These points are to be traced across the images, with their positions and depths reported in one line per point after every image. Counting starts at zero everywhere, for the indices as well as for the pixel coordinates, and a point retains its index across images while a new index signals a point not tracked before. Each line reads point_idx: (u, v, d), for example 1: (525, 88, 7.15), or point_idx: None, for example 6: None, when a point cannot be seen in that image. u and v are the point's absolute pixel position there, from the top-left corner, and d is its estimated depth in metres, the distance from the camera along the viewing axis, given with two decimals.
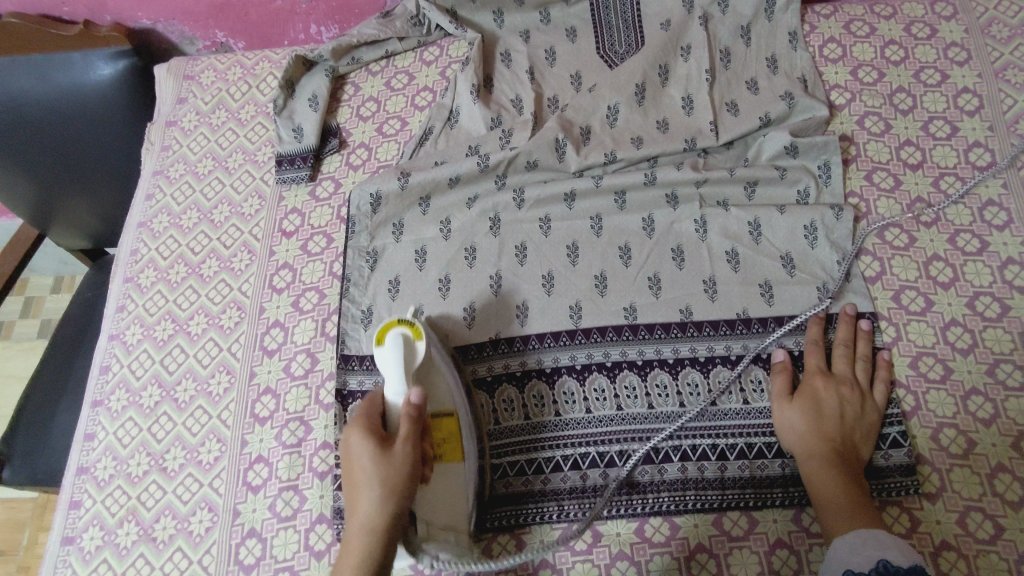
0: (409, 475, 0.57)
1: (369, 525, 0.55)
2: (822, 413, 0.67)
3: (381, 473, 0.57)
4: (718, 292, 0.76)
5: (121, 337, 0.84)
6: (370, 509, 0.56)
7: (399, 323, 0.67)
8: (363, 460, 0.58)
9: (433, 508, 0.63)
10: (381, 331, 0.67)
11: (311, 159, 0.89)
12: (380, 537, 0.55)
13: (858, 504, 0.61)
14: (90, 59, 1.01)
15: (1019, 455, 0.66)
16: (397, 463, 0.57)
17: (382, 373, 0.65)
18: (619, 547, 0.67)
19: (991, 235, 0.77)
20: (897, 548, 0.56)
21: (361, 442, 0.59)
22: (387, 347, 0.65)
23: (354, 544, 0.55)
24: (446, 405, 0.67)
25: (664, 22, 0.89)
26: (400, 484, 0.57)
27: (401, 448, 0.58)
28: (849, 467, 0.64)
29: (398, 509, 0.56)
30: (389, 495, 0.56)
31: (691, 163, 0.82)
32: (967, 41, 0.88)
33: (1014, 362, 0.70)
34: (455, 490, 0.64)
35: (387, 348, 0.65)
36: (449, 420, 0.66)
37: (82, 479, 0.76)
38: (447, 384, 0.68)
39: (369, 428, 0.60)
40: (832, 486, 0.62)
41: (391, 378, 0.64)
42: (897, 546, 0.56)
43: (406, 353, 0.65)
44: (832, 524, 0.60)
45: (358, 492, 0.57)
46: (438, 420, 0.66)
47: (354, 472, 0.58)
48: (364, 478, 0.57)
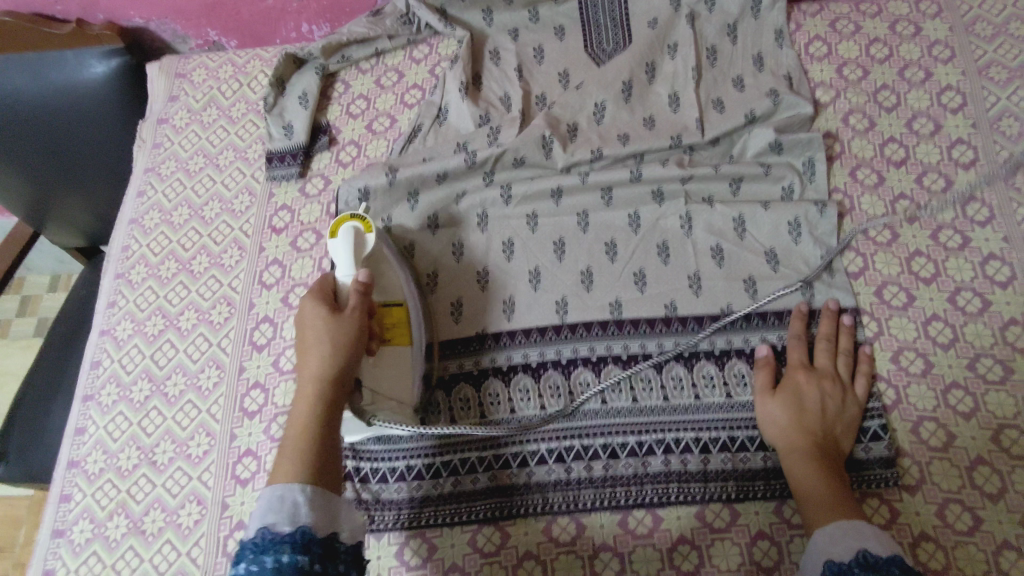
0: (355, 335, 0.62)
1: (319, 376, 0.59)
2: (803, 405, 0.67)
3: (330, 332, 0.61)
4: (703, 287, 0.76)
5: (112, 332, 0.84)
6: (319, 364, 0.60)
7: (350, 217, 0.70)
8: (313, 326, 0.62)
9: (379, 380, 0.67)
10: (334, 224, 0.71)
11: (301, 156, 0.90)
12: (329, 389, 0.59)
13: (837, 495, 0.61)
14: (83, 57, 1.01)
15: (998, 448, 0.67)
16: (345, 326, 0.62)
17: (335, 262, 0.69)
18: (602, 539, 0.67)
19: (973, 231, 0.77)
20: (876, 536, 0.56)
21: (312, 310, 0.63)
22: (337, 237, 0.69)
23: (305, 394, 0.59)
24: (395, 294, 0.71)
25: (652, 21, 0.90)
26: (347, 344, 0.61)
27: (348, 316, 0.63)
28: (829, 458, 0.65)
29: (346, 362, 0.61)
30: (338, 352, 0.61)
31: (676, 160, 0.83)
32: (951, 39, 0.89)
33: (995, 356, 0.71)
34: (402, 368, 0.69)
35: (337, 240, 0.69)
36: (399, 308, 0.70)
37: (72, 473, 0.76)
38: (398, 275, 0.72)
39: (319, 297, 0.64)
40: (813, 476, 0.63)
41: (341, 264, 0.69)
42: (877, 535, 0.56)
43: (355, 244, 0.69)
44: (812, 514, 0.61)
45: (309, 352, 0.61)
46: (387, 302, 0.70)
47: (306, 336, 0.62)
48: (314, 339, 0.61)
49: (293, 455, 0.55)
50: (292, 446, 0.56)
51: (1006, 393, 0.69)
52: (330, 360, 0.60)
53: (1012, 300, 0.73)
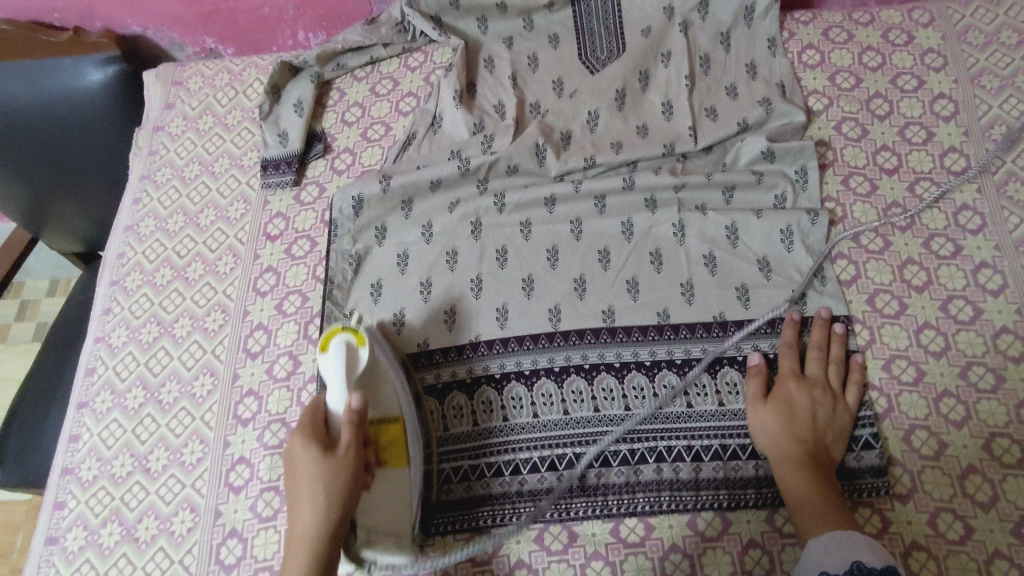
0: (348, 476, 0.59)
1: (311, 534, 0.57)
2: (793, 414, 0.68)
3: (323, 483, 0.58)
4: (695, 295, 0.77)
5: (107, 339, 0.85)
6: (312, 519, 0.57)
7: (343, 329, 0.67)
8: (304, 468, 0.59)
9: (376, 512, 0.65)
10: (325, 337, 0.67)
11: (295, 164, 0.90)
12: (322, 546, 0.57)
13: (829, 504, 0.61)
14: (81, 65, 1.02)
15: (990, 457, 0.66)
16: (338, 472, 0.59)
17: (325, 378, 0.65)
18: (594, 548, 0.67)
19: (965, 239, 0.78)
20: (872, 550, 0.57)
21: (303, 451, 0.59)
22: (327, 356, 0.66)
23: (296, 553, 0.57)
24: (392, 409, 0.68)
25: (645, 29, 0.90)
26: (342, 490, 0.58)
27: (341, 456, 0.60)
28: (820, 466, 0.65)
29: (339, 516, 0.58)
30: (330, 502, 0.58)
31: (669, 168, 0.83)
32: (943, 48, 0.89)
33: (987, 364, 0.71)
34: (400, 494, 0.66)
35: (330, 356, 0.65)
36: (395, 425, 0.67)
37: (66, 480, 0.77)
38: (393, 386, 0.70)
39: (311, 434, 0.61)
40: (804, 486, 0.63)
41: (333, 385, 0.64)
42: (872, 547, 0.57)
43: (348, 362, 0.65)
44: (805, 524, 0.61)
45: (301, 503, 0.58)
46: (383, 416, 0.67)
47: (297, 483, 0.59)
48: (305, 484, 0.58)
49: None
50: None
51: (998, 401, 0.69)
52: (322, 513, 0.57)
53: (1004, 308, 0.73)
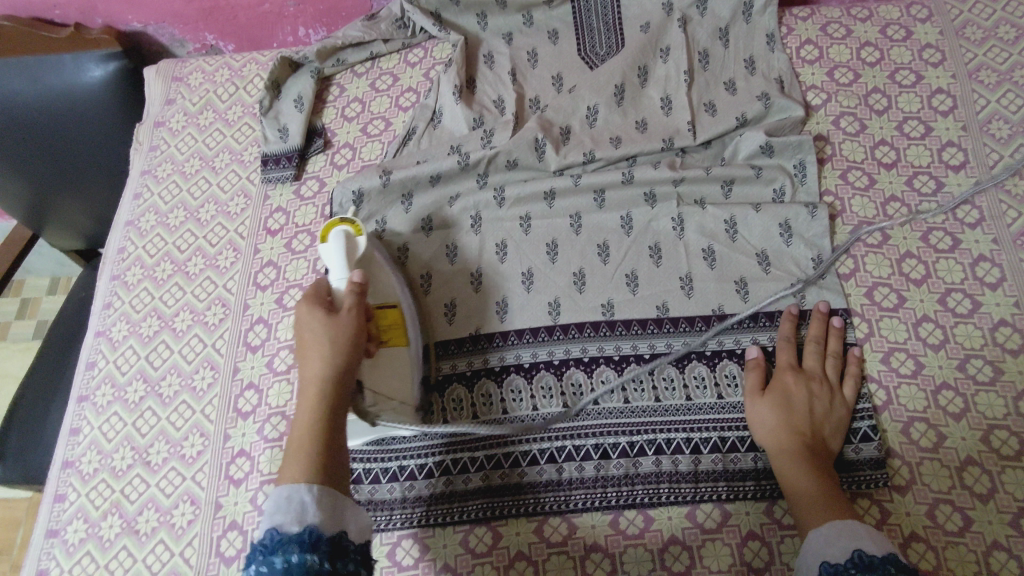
0: (353, 330, 0.60)
1: (321, 379, 0.57)
2: (790, 406, 0.68)
3: (329, 334, 0.59)
4: (694, 289, 0.77)
5: (107, 333, 0.85)
6: (322, 366, 0.57)
7: (339, 221, 0.72)
8: (310, 326, 0.60)
9: (378, 379, 0.68)
10: (323, 229, 0.71)
11: (295, 158, 0.90)
12: (333, 389, 0.57)
13: (829, 496, 0.61)
14: (82, 61, 1.03)
15: (989, 449, 0.67)
16: (343, 324, 0.60)
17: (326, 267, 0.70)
18: (593, 540, 0.68)
19: (963, 233, 0.78)
20: (872, 537, 0.56)
21: (308, 314, 0.61)
22: (327, 243, 0.70)
23: (308, 396, 0.56)
24: (389, 297, 0.72)
25: (644, 25, 0.90)
26: (348, 341, 0.59)
27: (345, 314, 0.61)
28: (819, 458, 0.65)
29: (348, 362, 0.59)
30: (337, 348, 0.58)
31: (668, 162, 0.83)
32: (941, 43, 0.90)
33: (985, 357, 0.71)
34: (400, 369, 0.70)
35: (330, 243, 0.69)
36: (393, 309, 0.71)
37: (67, 473, 0.77)
38: (388, 278, 0.74)
39: (314, 300, 0.62)
40: (804, 479, 0.63)
41: (334, 268, 0.69)
42: (872, 533, 0.56)
43: (347, 246, 0.70)
44: (807, 517, 0.61)
45: (308, 352, 0.58)
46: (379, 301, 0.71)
47: (304, 340, 0.60)
48: (311, 336, 0.59)
49: (299, 449, 0.53)
50: (297, 445, 0.53)
51: (996, 393, 0.69)
52: (330, 359, 0.58)
53: (1002, 301, 0.73)
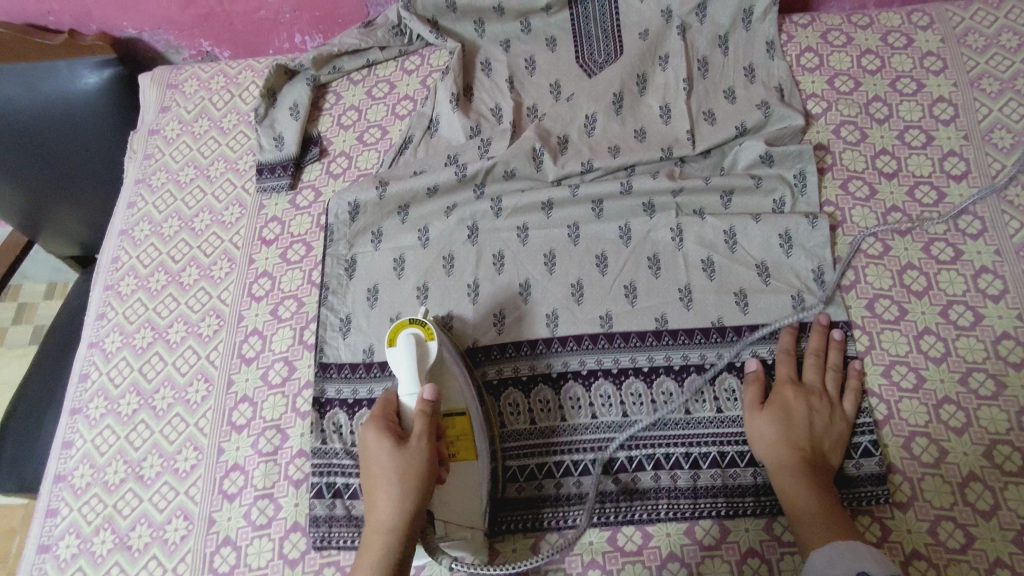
0: (422, 465, 0.59)
1: (388, 524, 0.57)
2: (790, 419, 0.67)
3: (398, 473, 0.58)
4: (693, 301, 0.76)
5: (100, 344, 0.84)
6: (388, 508, 0.57)
7: (409, 323, 0.68)
8: (381, 459, 0.59)
9: (452, 499, 0.64)
10: (392, 332, 0.68)
11: (291, 167, 0.89)
12: (398, 536, 0.56)
13: (831, 513, 0.61)
14: (77, 67, 1.01)
15: (991, 465, 0.66)
16: (412, 459, 0.59)
17: (395, 373, 0.66)
18: (591, 556, 0.67)
19: (965, 243, 0.77)
20: (875, 559, 0.56)
21: (377, 443, 0.60)
22: (395, 351, 0.66)
23: (375, 544, 0.56)
24: (460, 404, 0.67)
25: (643, 32, 0.90)
26: (416, 479, 0.58)
27: (414, 445, 0.59)
28: (819, 473, 0.64)
29: (417, 503, 0.57)
30: (405, 489, 0.57)
31: (667, 172, 0.82)
32: (943, 51, 0.89)
33: (987, 370, 0.70)
34: (471, 487, 0.65)
35: (399, 350, 0.66)
36: (461, 418, 0.66)
37: (59, 486, 0.76)
38: (460, 381, 0.69)
39: (384, 426, 0.61)
40: (803, 495, 0.62)
41: (404, 379, 0.65)
42: (874, 554, 0.56)
43: (418, 356, 0.66)
44: (808, 535, 0.60)
45: (379, 492, 0.58)
46: (451, 408, 0.67)
47: (373, 474, 0.59)
48: (382, 474, 0.58)
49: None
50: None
51: (998, 407, 0.68)
52: (397, 504, 0.57)
53: (1005, 313, 0.73)
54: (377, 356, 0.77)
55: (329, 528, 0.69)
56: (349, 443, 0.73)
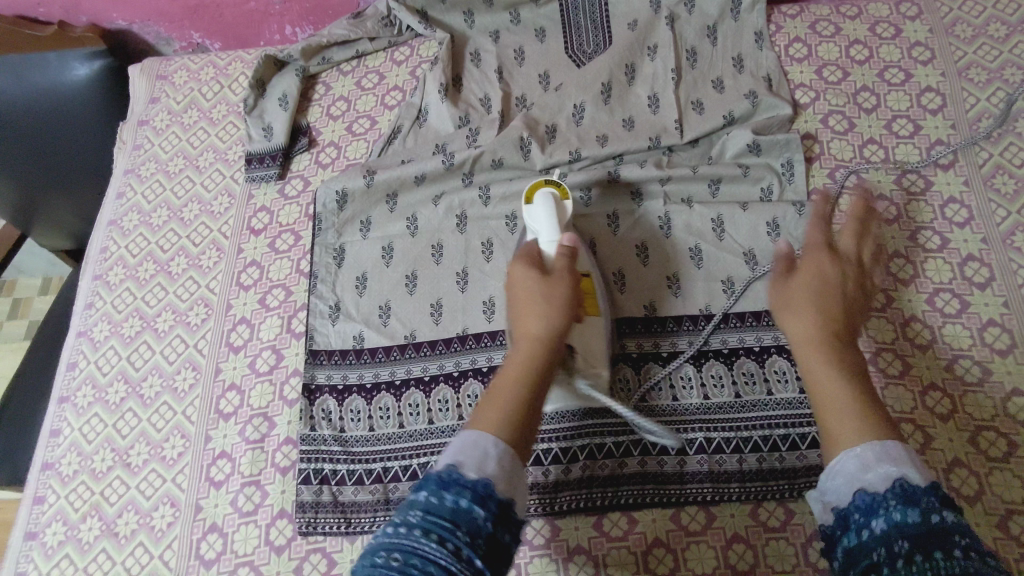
0: (569, 281, 0.57)
1: (540, 335, 0.53)
2: (810, 284, 0.56)
3: (548, 293, 0.56)
4: (681, 288, 0.76)
5: (89, 334, 0.84)
6: (542, 323, 0.54)
7: (546, 183, 0.71)
8: (523, 276, 0.58)
9: (588, 347, 0.65)
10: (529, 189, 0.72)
11: (280, 157, 0.90)
12: (549, 351, 0.53)
13: (862, 401, 0.49)
14: (66, 59, 1.01)
15: (976, 451, 0.66)
16: (559, 284, 0.56)
17: (534, 228, 0.68)
18: (577, 542, 0.67)
19: (951, 232, 0.77)
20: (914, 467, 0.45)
21: (523, 272, 0.58)
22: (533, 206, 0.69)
23: (522, 353, 0.53)
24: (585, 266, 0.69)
25: (631, 23, 0.90)
26: (568, 302, 0.56)
27: (560, 275, 0.58)
28: (851, 342, 0.54)
29: (567, 321, 0.55)
30: (556, 297, 0.55)
31: (654, 161, 0.83)
32: (931, 41, 0.89)
33: (973, 358, 0.70)
34: (598, 339, 0.66)
35: (537, 205, 0.69)
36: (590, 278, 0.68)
37: (46, 475, 0.76)
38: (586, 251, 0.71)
39: (530, 261, 0.60)
40: (832, 374, 0.51)
41: (543, 230, 0.67)
42: (910, 455, 0.46)
43: (555, 208, 0.68)
44: (833, 437, 0.48)
45: (530, 301, 0.56)
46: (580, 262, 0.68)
47: (519, 298, 0.57)
48: (533, 290, 0.56)
49: (495, 408, 0.49)
50: (504, 394, 0.50)
51: (983, 393, 0.68)
52: (551, 315, 0.54)
53: (991, 301, 0.73)
54: (367, 343, 0.77)
55: (316, 513, 0.69)
56: (339, 429, 0.73)
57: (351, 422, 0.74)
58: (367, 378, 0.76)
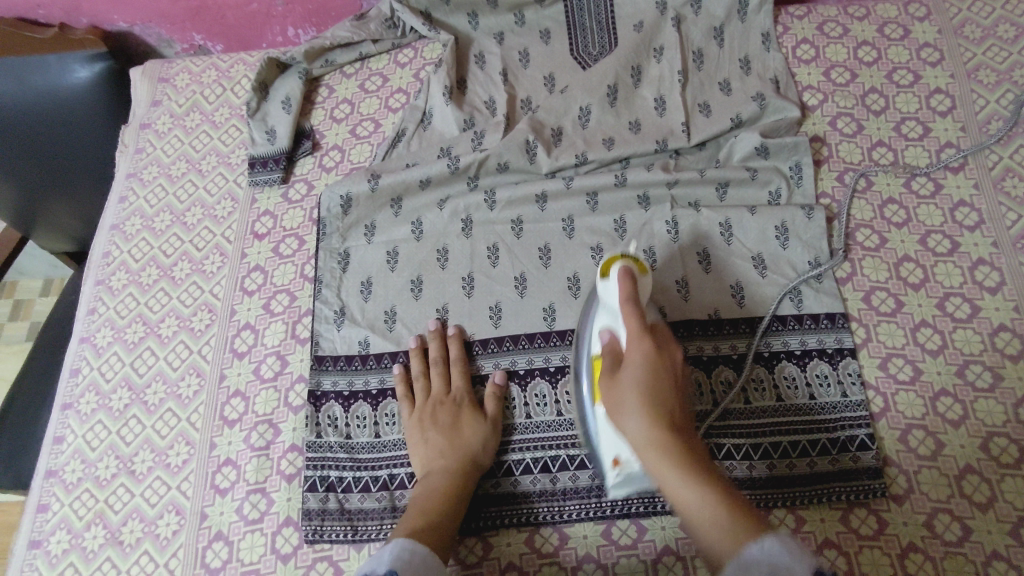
0: (658, 388, 0.57)
1: (450, 457, 0.67)
2: (661, 396, 0.56)
3: (429, 418, 0.71)
4: (690, 294, 0.75)
5: (92, 339, 0.83)
6: (427, 440, 0.69)
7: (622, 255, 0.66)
8: (625, 386, 0.57)
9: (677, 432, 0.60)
10: (603, 263, 0.65)
11: (283, 161, 0.89)
12: (450, 472, 0.66)
13: (726, 496, 0.50)
14: (66, 62, 1.01)
15: (988, 457, 0.65)
16: (436, 412, 0.71)
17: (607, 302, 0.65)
18: (586, 550, 0.66)
19: (962, 236, 0.76)
20: (789, 549, 0.45)
21: (408, 401, 0.73)
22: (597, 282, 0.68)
23: (435, 473, 0.66)
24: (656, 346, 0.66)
25: (637, 24, 0.89)
26: (449, 439, 0.68)
27: (455, 408, 0.71)
28: (694, 450, 0.54)
29: (447, 451, 0.67)
30: (653, 411, 0.55)
31: (661, 165, 0.82)
32: (940, 42, 0.88)
33: (984, 363, 0.70)
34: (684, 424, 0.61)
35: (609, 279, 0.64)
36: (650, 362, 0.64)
37: (50, 482, 0.75)
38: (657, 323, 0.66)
39: (407, 392, 0.74)
40: (673, 475, 0.52)
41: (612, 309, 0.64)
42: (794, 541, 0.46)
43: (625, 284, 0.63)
44: (690, 520, 0.51)
45: (624, 410, 0.56)
46: (669, 362, 0.60)
47: (422, 421, 0.71)
48: (614, 385, 0.59)
49: (420, 497, 0.64)
50: (427, 500, 0.63)
51: (995, 400, 0.68)
52: (644, 425, 0.55)
53: (1002, 305, 0.72)
54: (373, 349, 0.77)
55: (322, 521, 0.69)
56: (345, 436, 0.73)
57: (357, 429, 0.73)
58: (373, 384, 0.76)
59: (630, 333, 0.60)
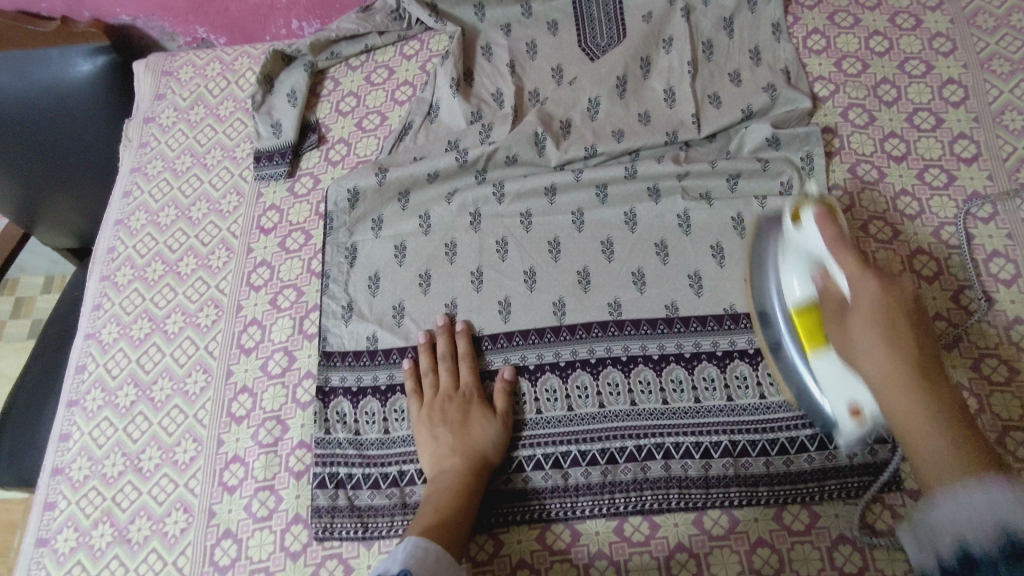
0: (902, 327, 0.50)
1: (461, 456, 0.66)
2: (904, 336, 0.49)
3: (438, 416, 0.70)
4: (704, 287, 0.74)
5: (97, 336, 0.83)
6: (438, 436, 0.68)
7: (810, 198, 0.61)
8: (859, 336, 0.51)
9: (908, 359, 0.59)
10: (793, 209, 0.61)
11: (289, 155, 0.88)
12: (464, 471, 0.65)
13: (959, 433, 0.45)
14: (67, 55, 0.99)
15: (1004, 451, 0.64)
16: (446, 408, 0.70)
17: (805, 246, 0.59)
18: (598, 547, 0.65)
19: (976, 228, 0.75)
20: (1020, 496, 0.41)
21: (414, 396, 0.72)
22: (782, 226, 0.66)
23: (445, 473, 0.65)
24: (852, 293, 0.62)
25: (646, 14, 0.88)
26: (461, 437, 0.67)
27: (465, 406, 0.70)
28: (945, 394, 0.47)
29: (461, 450, 0.67)
30: (885, 335, 0.49)
31: (672, 157, 0.81)
32: (952, 32, 0.87)
33: (1000, 356, 0.69)
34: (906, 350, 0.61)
35: (806, 225, 0.59)
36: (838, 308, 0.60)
37: (57, 480, 0.75)
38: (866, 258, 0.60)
39: (415, 386, 0.73)
40: (907, 399, 0.47)
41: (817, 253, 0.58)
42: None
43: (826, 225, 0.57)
44: (925, 475, 0.46)
45: (857, 351, 0.51)
46: (903, 294, 0.51)
47: (432, 416, 0.70)
48: (842, 334, 0.53)
49: (430, 497, 0.64)
50: (438, 500, 0.63)
51: (1011, 393, 0.67)
52: (884, 362, 0.49)
53: (1017, 297, 0.71)
54: (381, 344, 0.76)
55: (332, 518, 0.68)
56: (354, 432, 0.72)
57: (366, 425, 0.73)
58: (382, 379, 0.75)
59: (851, 275, 0.53)
